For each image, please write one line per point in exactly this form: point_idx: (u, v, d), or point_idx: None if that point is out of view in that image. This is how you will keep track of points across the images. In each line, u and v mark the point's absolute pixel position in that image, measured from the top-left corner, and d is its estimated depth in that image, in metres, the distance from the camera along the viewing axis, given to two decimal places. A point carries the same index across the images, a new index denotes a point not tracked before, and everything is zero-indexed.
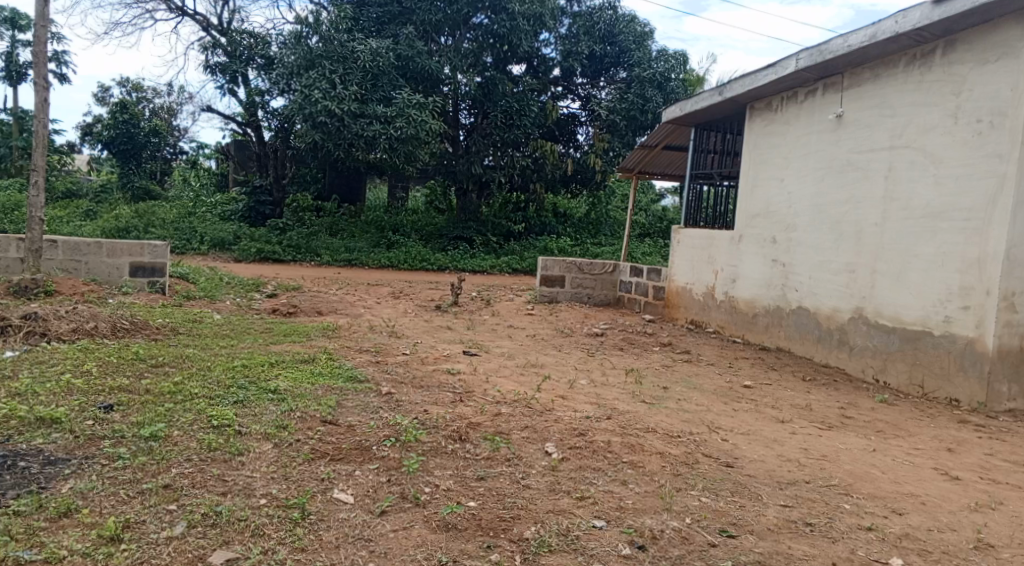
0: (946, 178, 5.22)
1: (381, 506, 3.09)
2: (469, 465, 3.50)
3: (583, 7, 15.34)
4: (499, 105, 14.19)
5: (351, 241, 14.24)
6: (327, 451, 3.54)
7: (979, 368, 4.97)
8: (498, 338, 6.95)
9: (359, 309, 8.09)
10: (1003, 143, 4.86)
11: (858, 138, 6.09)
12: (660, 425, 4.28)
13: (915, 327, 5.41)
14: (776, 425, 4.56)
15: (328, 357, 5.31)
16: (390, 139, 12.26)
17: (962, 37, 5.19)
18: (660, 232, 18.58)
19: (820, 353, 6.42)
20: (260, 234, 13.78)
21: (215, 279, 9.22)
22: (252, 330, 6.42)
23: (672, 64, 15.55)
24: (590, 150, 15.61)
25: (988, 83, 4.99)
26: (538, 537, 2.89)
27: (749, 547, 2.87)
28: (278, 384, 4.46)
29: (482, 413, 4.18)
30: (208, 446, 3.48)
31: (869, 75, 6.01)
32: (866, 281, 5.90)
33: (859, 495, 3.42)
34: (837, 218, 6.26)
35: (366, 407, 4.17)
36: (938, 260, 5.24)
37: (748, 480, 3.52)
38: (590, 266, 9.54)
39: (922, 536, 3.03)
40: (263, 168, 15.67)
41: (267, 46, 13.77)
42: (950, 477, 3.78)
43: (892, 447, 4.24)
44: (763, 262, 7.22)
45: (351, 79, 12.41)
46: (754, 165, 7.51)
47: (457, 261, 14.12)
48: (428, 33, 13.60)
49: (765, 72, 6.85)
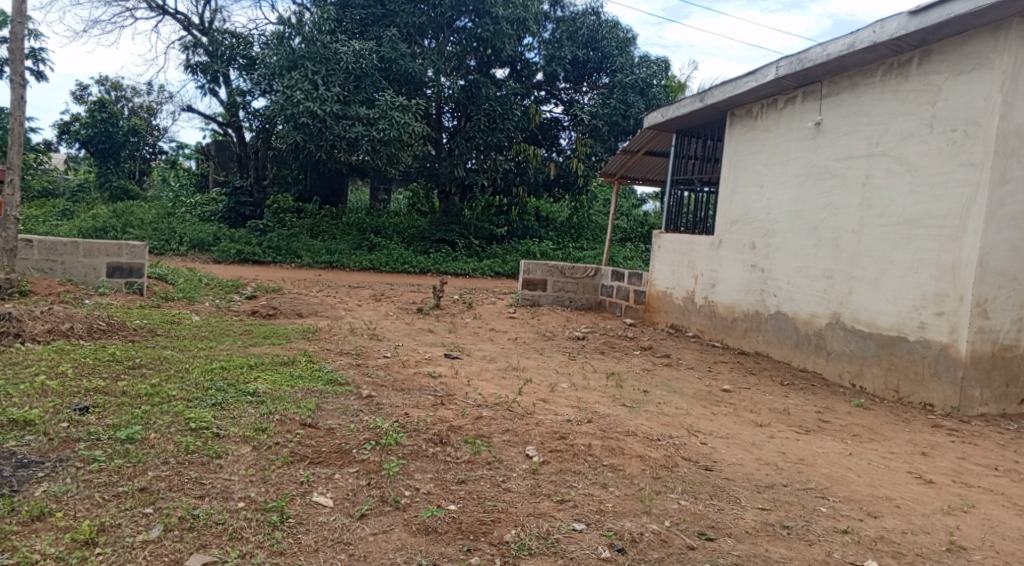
0: (922, 187, 5.31)
1: (361, 509, 3.08)
2: (449, 468, 3.50)
3: (566, 12, 15.46)
4: (482, 108, 14.23)
5: (332, 243, 14.16)
6: (306, 454, 3.52)
7: (952, 373, 5.05)
8: (479, 341, 6.97)
9: (340, 311, 8.06)
10: (976, 152, 4.95)
11: (836, 145, 6.17)
12: (640, 428, 4.31)
13: (890, 332, 5.50)
14: (754, 429, 4.60)
15: (308, 360, 5.28)
16: (372, 141, 12.25)
17: (937, 47, 5.29)
18: (641, 237, 18.74)
19: (798, 358, 6.49)
20: (240, 235, 13.71)
21: (194, 280, 9.14)
22: (230, 331, 6.36)
23: (654, 71, 15.73)
24: (573, 154, 15.69)
25: (962, 93, 5.08)
26: (518, 540, 2.90)
27: (727, 550, 2.90)
28: (256, 387, 4.42)
29: (463, 416, 4.18)
30: (186, 449, 3.45)
31: (847, 84, 6.10)
32: (844, 287, 5.97)
33: (836, 498, 3.47)
34: (815, 224, 6.34)
35: (346, 410, 4.15)
36: (914, 266, 5.32)
37: (726, 484, 3.55)
38: (572, 269, 9.54)
39: (896, 539, 3.07)
40: (245, 169, 15.58)
41: (248, 47, 13.71)
42: (924, 480, 3.84)
43: (867, 451, 4.30)
44: (742, 267, 7.29)
45: (334, 80, 12.36)
46: (734, 171, 7.58)
47: (439, 264, 14.11)
48: (411, 35, 13.61)
49: (745, 79, 6.93)
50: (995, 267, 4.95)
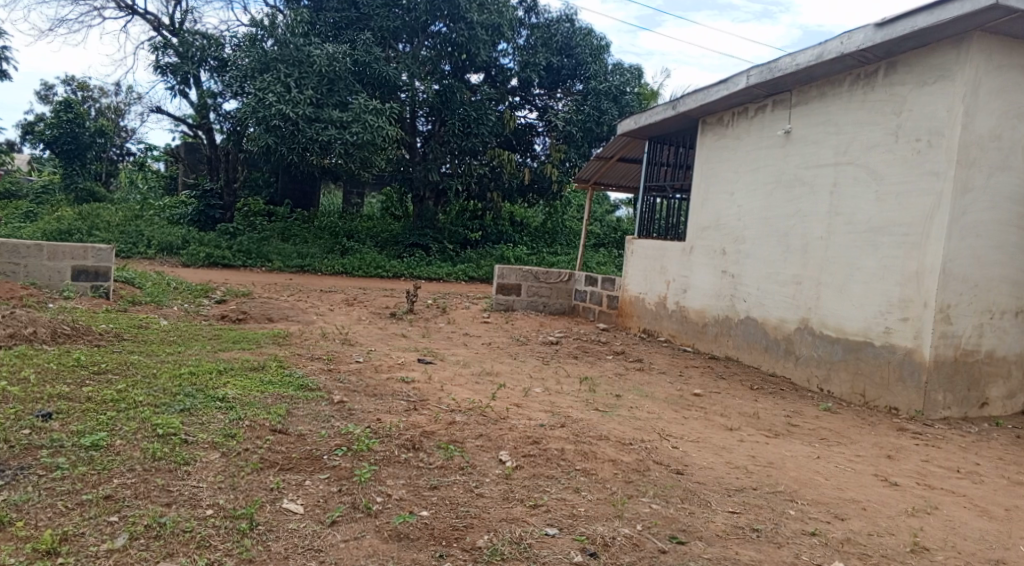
0: (888, 195, 5.42)
1: (331, 516, 3.05)
2: (422, 474, 3.48)
3: (541, 19, 15.52)
4: (457, 113, 14.23)
5: (303, 247, 14.01)
6: (276, 460, 3.48)
7: (917, 378, 5.16)
8: (453, 346, 6.95)
9: (311, 316, 7.98)
10: (939, 161, 5.07)
11: (804, 154, 6.28)
12: (613, 432, 4.33)
13: (857, 337, 5.60)
14: (725, 433, 4.65)
15: (278, 365, 5.22)
16: (345, 144, 12.16)
17: (902, 59, 5.42)
18: (614, 243, 18.87)
19: (767, 363, 6.58)
20: (210, 238, 13.52)
21: (162, 284, 8.98)
22: (199, 336, 6.25)
23: (627, 78, 15.92)
24: (547, 160, 15.73)
25: (926, 104, 5.20)
26: (490, 546, 2.89)
27: (698, 553, 2.92)
28: (226, 392, 4.36)
29: (436, 421, 4.17)
30: (153, 455, 3.38)
31: (816, 93, 6.22)
32: (812, 293, 6.07)
33: (804, 501, 3.52)
34: (784, 232, 6.44)
35: (317, 416, 4.10)
36: (880, 273, 5.43)
37: (697, 487, 3.58)
38: (546, 274, 9.56)
39: (863, 541, 3.12)
40: (215, 172, 15.35)
41: (220, 48, 13.53)
42: (890, 483, 3.92)
43: (835, 454, 4.37)
44: (713, 273, 7.38)
45: (307, 83, 12.28)
46: (706, 178, 7.67)
47: (413, 269, 14.05)
48: (386, 39, 13.56)
49: (716, 88, 7.02)
50: (957, 274, 5.06)
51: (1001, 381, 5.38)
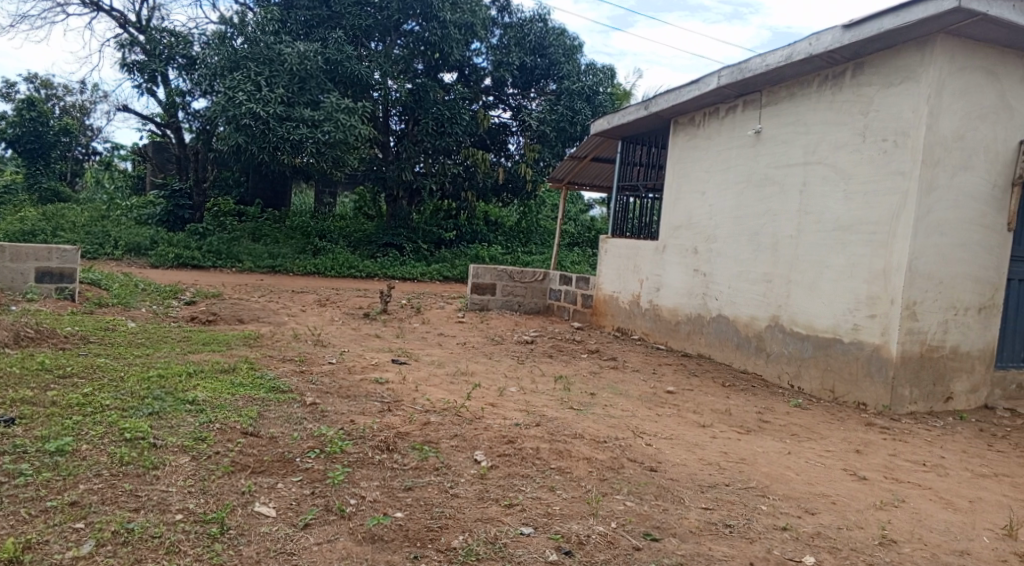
0: (855, 194, 5.51)
1: (304, 519, 3.01)
2: (396, 475, 3.46)
3: (514, 18, 15.52)
4: (430, 112, 14.18)
5: (275, 247, 13.86)
6: (248, 463, 3.43)
7: (884, 373, 5.25)
8: (427, 346, 6.93)
9: (283, 317, 7.90)
10: (905, 161, 5.16)
11: (775, 154, 6.36)
12: (587, 431, 4.35)
13: (826, 334, 5.69)
14: (698, 430, 4.70)
15: (249, 367, 5.15)
16: (317, 143, 12.03)
17: (869, 61, 5.51)
18: (588, 242, 18.96)
19: (739, 360, 6.65)
20: (179, 239, 13.32)
21: (130, 286, 8.82)
22: (168, 338, 6.15)
23: (600, 78, 16.02)
24: (521, 159, 15.73)
25: (892, 105, 5.29)
26: (465, 546, 2.89)
27: (671, 550, 2.94)
28: (196, 395, 4.30)
29: (411, 422, 4.15)
30: (120, 460, 3.32)
31: (785, 93, 6.30)
32: (783, 290, 6.15)
33: (775, 496, 3.56)
34: (755, 230, 6.51)
35: (289, 418, 4.06)
36: (849, 271, 5.51)
37: (670, 484, 3.61)
38: (520, 274, 9.56)
39: (832, 534, 3.17)
40: (183, 171, 15.11)
41: (188, 46, 13.32)
42: (858, 477, 3.98)
43: (805, 449, 4.43)
44: (685, 271, 7.44)
45: (278, 82, 12.14)
46: (678, 178, 7.73)
47: (386, 269, 13.99)
48: (358, 38, 13.47)
49: (688, 88, 7.08)
50: (923, 272, 5.16)
51: (965, 375, 5.49)
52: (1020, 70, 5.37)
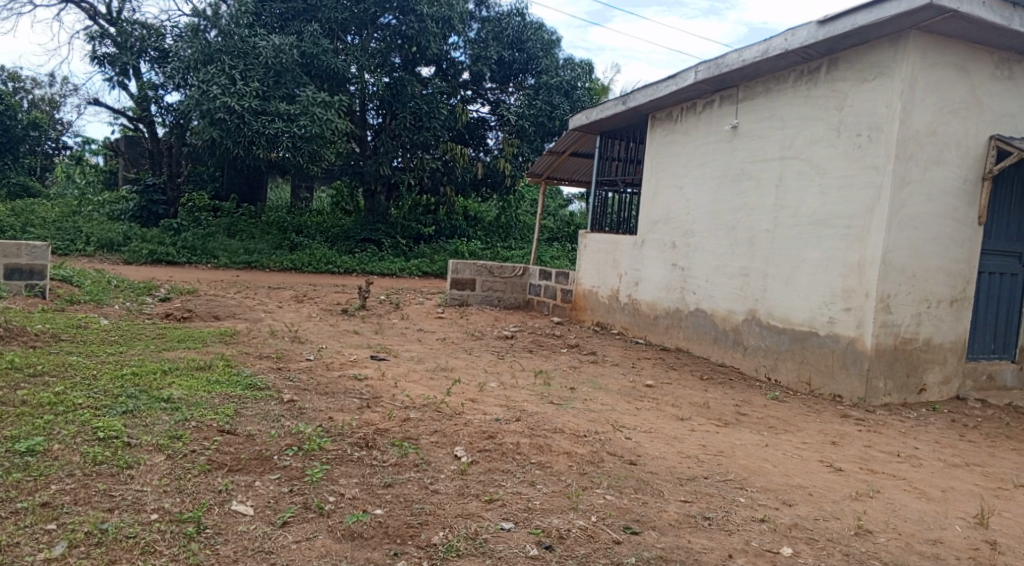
0: (830, 189, 5.57)
1: (283, 517, 2.98)
2: (376, 472, 3.44)
3: (492, 12, 15.47)
4: (408, 107, 14.03)
5: (251, 243, 13.71)
6: (225, 462, 3.39)
7: (859, 366, 5.31)
8: (407, 342, 6.89)
9: (260, 313, 7.81)
10: (879, 155, 5.22)
11: (751, 149, 6.40)
12: (567, 425, 4.35)
13: (802, 328, 5.75)
14: (677, 423, 4.73)
15: (225, 364, 5.09)
16: (293, 137, 11.89)
17: (843, 56, 5.57)
18: (568, 236, 19.01)
19: (716, 353, 6.71)
20: (153, 235, 13.12)
21: (102, 282, 8.67)
22: (142, 336, 6.06)
23: (578, 73, 16.03)
24: (500, 154, 15.67)
25: (866, 100, 5.35)
26: (445, 542, 2.87)
27: (651, 543, 2.95)
28: (170, 393, 4.23)
29: (391, 418, 4.12)
30: (93, 460, 3.26)
31: (761, 89, 6.34)
32: (759, 284, 6.21)
33: (754, 489, 3.59)
34: (732, 225, 6.56)
35: (267, 415, 4.01)
36: (824, 265, 5.58)
37: (650, 477, 3.63)
38: (500, 269, 9.54)
39: (809, 525, 3.21)
40: (157, 166, 14.88)
41: (160, 39, 13.11)
42: (834, 468, 4.03)
43: (783, 441, 4.48)
44: (663, 266, 7.49)
45: (252, 75, 12.01)
46: (656, 173, 7.77)
47: (365, 264, 13.91)
48: (334, 31, 13.34)
49: (665, 83, 7.10)
50: (897, 265, 5.23)
51: (938, 367, 5.58)
52: (990, 66, 5.45)
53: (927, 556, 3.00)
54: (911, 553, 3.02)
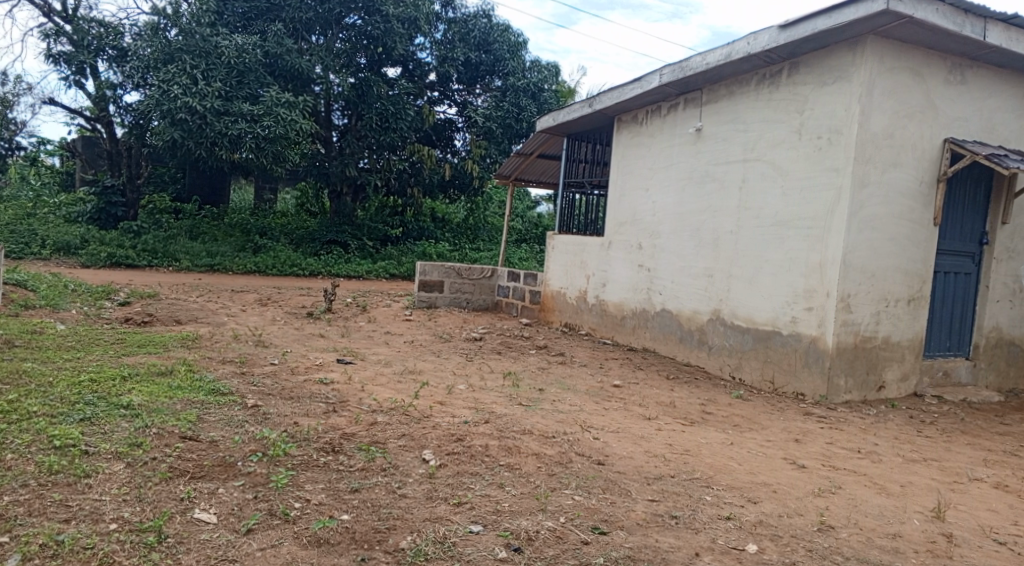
0: (792, 190, 5.67)
1: (247, 524, 2.93)
2: (342, 477, 3.40)
3: (457, 14, 15.42)
4: (373, 108, 13.92)
5: (213, 245, 13.47)
6: (187, 469, 3.32)
7: (821, 364, 5.40)
8: (374, 345, 6.84)
9: (223, 317, 7.68)
10: (839, 158, 5.33)
11: (715, 151, 6.49)
12: (536, 426, 4.36)
13: (766, 327, 5.84)
14: (644, 423, 4.76)
15: (187, 369, 4.99)
16: (256, 138, 11.69)
17: (804, 60, 5.67)
18: (536, 238, 19.10)
19: (682, 353, 6.78)
20: (112, 237, 12.84)
21: (59, 286, 8.44)
22: (101, 341, 5.91)
23: (545, 75, 16.11)
24: (467, 155, 15.62)
25: (826, 103, 5.45)
26: (413, 547, 2.86)
27: (619, 543, 2.96)
28: (130, 399, 4.13)
29: (357, 422, 4.08)
30: (49, 469, 3.17)
31: (725, 92, 6.43)
32: (723, 285, 6.29)
33: (719, 487, 3.64)
34: (697, 226, 6.64)
35: (230, 421, 3.94)
36: (787, 265, 5.68)
37: (617, 477, 3.65)
38: (468, 271, 9.52)
39: (774, 522, 3.25)
40: (115, 167, 14.49)
41: (119, 37, 12.82)
42: (798, 465, 4.10)
43: (747, 439, 4.54)
44: (630, 267, 7.54)
45: (214, 75, 11.84)
46: (623, 175, 7.83)
47: (331, 267, 13.78)
48: (298, 31, 13.21)
49: (630, 87, 7.16)
50: (857, 265, 5.34)
51: (896, 364, 5.71)
52: (943, 72, 5.60)
53: (886, 550, 3.06)
54: (871, 547, 3.08)
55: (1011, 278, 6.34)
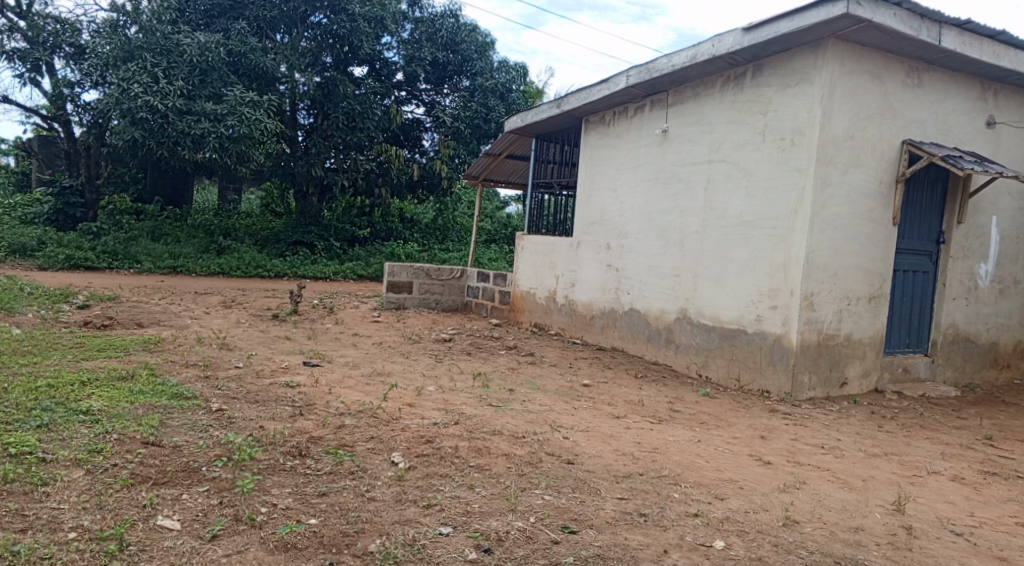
0: (757, 190, 5.75)
1: (212, 531, 2.88)
2: (309, 481, 3.36)
3: (424, 13, 15.40)
4: (340, 107, 13.80)
5: (176, 247, 13.22)
6: (149, 475, 3.25)
7: (785, 361, 5.49)
8: (342, 347, 6.77)
9: (186, 320, 7.54)
10: (802, 159, 5.42)
11: (681, 152, 6.56)
12: (506, 426, 4.36)
13: (731, 326, 5.92)
14: (613, 421, 4.80)
15: (149, 373, 4.88)
16: (220, 137, 11.49)
17: (768, 62, 5.76)
18: (505, 238, 19.12)
19: (650, 352, 6.84)
20: (70, 239, 12.52)
21: (14, 290, 8.19)
22: (59, 345, 5.75)
23: (513, 76, 16.13)
24: (436, 155, 15.56)
25: (789, 105, 5.55)
26: (383, 550, 2.83)
27: (588, 541, 2.98)
28: (90, 405, 4.03)
29: (325, 426, 4.04)
30: (4, 477, 3.08)
31: (691, 93, 6.50)
32: (690, 284, 6.36)
33: (687, 484, 3.67)
34: (664, 226, 6.70)
35: (194, 426, 3.87)
36: (752, 264, 5.76)
37: (587, 476, 3.66)
38: (437, 271, 9.48)
39: (740, 518, 3.30)
40: (74, 167, 14.17)
41: (76, 34, 12.54)
42: (763, 462, 4.16)
43: (714, 437, 4.59)
44: (599, 267, 7.59)
45: (176, 74, 11.61)
46: (591, 176, 7.87)
47: (297, 269, 13.61)
48: (262, 29, 13.10)
49: (597, 88, 7.20)
50: (820, 264, 5.44)
51: (858, 361, 5.83)
52: (901, 75, 5.74)
53: (849, 543, 3.12)
54: (835, 541, 3.13)
55: (967, 276, 6.51)
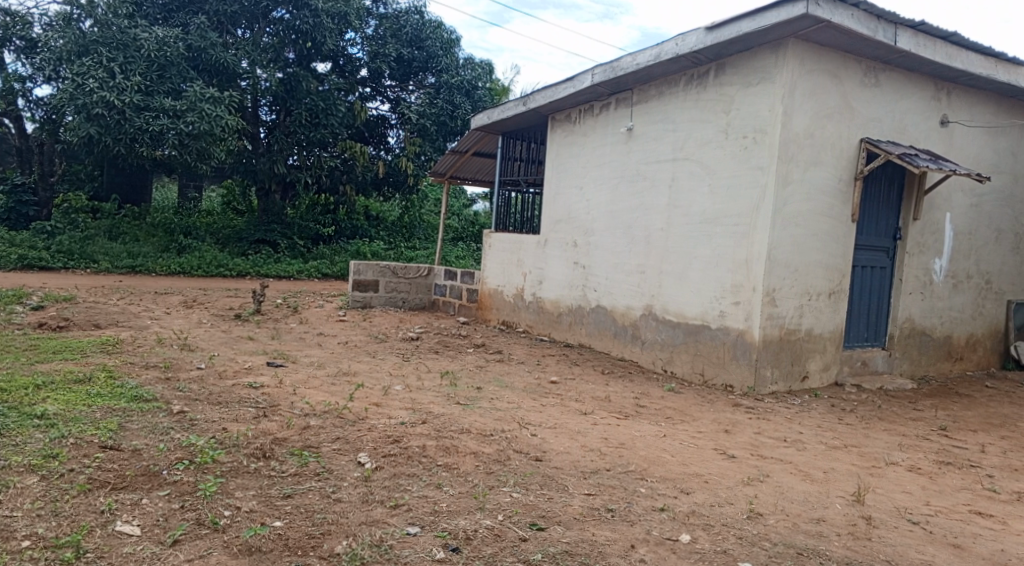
0: (720, 188, 5.83)
1: (173, 536, 2.82)
2: (274, 483, 3.31)
3: (389, 9, 15.27)
4: (303, 103, 13.61)
5: (135, 246, 12.93)
6: (108, 480, 3.17)
7: (748, 357, 5.57)
8: (306, 347, 6.69)
9: (145, 320, 7.37)
10: (763, 157, 5.50)
11: (646, 150, 6.62)
12: (473, 424, 4.35)
13: (696, 322, 5.99)
14: (579, 418, 4.82)
15: (107, 376, 4.76)
16: (180, 134, 11.27)
17: (730, 61, 5.83)
18: (472, 236, 19.10)
19: (616, 348, 6.89)
20: (23, 238, 12.15)
21: None
22: (11, 348, 5.58)
23: (478, 73, 16.11)
24: (401, 153, 15.46)
25: (751, 104, 5.63)
26: (349, 551, 2.81)
27: (556, 538, 2.98)
28: (45, 409, 3.91)
29: (290, 426, 3.98)
30: None
31: (655, 92, 6.56)
32: (655, 281, 6.42)
33: (653, 479, 3.70)
34: (630, 223, 6.76)
35: (154, 428, 3.78)
36: (715, 261, 5.84)
37: (555, 473, 3.67)
38: (404, 270, 9.42)
39: (705, 512, 3.34)
40: (26, 164, 13.90)
41: (28, 27, 12.21)
42: (728, 456, 4.22)
43: (680, 432, 4.65)
44: (566, 264, 7.62)
45: (133, 69, 11.34)
46: (557, 173, 7.89)
47: (259, 268, 13.41)
48: (222, 24, 12.88)
49: (563, 86, 7.21)
50: (781, 260, 5.53)
51: (818, 355, 5.94)
52: (859, 75, 5.86)
53: (811, 534, 3.18)
54: (797, 532, 3.19)
55: (922, 271, 6.69)
